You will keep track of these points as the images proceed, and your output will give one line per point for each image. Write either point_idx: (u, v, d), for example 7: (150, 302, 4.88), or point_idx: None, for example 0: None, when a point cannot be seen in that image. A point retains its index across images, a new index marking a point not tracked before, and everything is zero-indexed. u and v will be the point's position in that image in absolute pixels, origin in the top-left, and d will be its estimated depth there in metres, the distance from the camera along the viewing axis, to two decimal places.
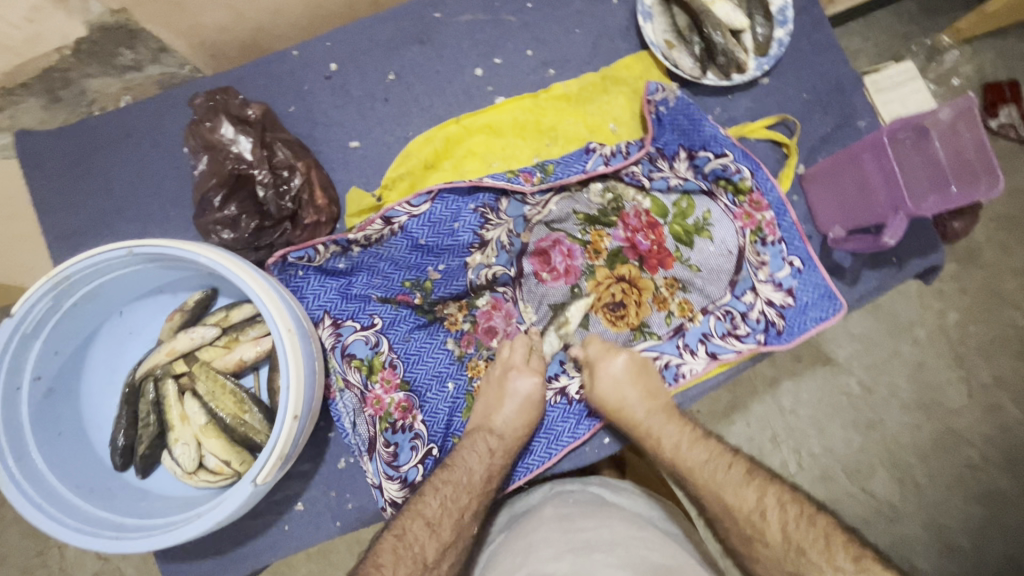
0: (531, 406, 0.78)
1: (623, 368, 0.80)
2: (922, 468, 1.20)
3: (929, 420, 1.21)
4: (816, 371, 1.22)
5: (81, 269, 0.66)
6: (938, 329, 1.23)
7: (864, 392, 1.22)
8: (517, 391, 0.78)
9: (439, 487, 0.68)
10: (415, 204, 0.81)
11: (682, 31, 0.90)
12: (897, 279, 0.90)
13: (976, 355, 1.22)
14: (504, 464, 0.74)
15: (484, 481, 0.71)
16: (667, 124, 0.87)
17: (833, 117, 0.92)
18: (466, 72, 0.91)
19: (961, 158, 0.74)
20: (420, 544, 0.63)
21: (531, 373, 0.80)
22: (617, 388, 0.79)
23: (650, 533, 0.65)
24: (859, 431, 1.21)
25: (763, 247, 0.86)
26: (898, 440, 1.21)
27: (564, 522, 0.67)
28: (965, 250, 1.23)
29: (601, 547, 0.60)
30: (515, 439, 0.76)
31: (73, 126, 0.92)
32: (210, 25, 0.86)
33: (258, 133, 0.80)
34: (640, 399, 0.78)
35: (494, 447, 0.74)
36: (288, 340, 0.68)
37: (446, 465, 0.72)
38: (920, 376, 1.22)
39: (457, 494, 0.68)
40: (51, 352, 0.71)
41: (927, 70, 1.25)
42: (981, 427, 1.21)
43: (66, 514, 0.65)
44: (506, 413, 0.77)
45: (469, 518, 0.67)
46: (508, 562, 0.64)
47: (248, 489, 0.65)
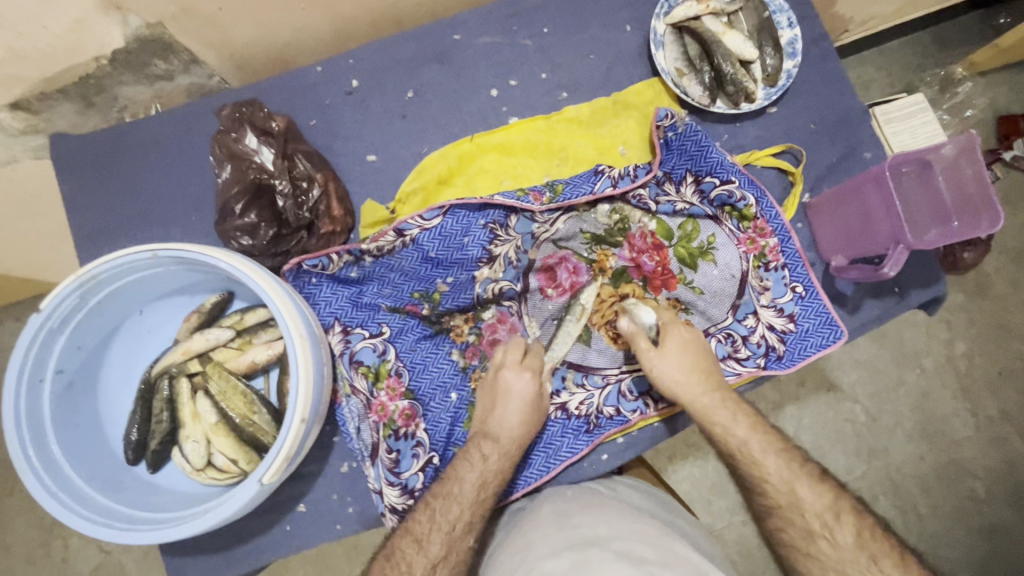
0: (531, 408, 0.79)
1: (678, 341, 0.79)
2: (924, 499, 1.21)
3: (933, 451, 1.22)
4: (820, 397, 1.23)
5: (109, 269, 0.70)
6: (945, 360, 1.24)
7: (869, 419, 1.22)
8: (510, 390, 0.79)
9: (429, 502, 0.70)
10: (427, 218, 0.84)
11: (694, 59, 0.92)
12: (898, 310, 0.91)
13: (982, 388, 1.23)
14: (502, 469, 0.74)
15: (478, 490, 0.72)
16: (675, 149, 0.89)
17: (839, 147, 0.94)
18: (482, 93, 0.94)
19: (964, 192, 0.76)
20: (408, 563, 0.65)
21: (523, 371, 0.80)
22: (672, 361, 0.78)
23: (646, 527, 0.68)
24: (862, 459, 1.21)
25: (766, 272, 0.89)
26: (901, 469, 1.21)
27: (562, 518, 0.72)
28: (974, 281, 1.25)
29: (596, 541, 0.64)
30: (513, 444, 0.76)
31: (103, 131, 0.96)
32: (239, 39, 0.90)
33: (280, 145, 0.84)
34: (693, 372, 0.77)
35: (489, 453, 0.75)
36: (299, 345, 0.70)
37: (442, 476, 0.73)
38: (925, 406, 1.23)
39: (448, 506, 0.69)
40: (75, 347, 0.74)
41: (940, 101, 1.31)
42: (985, 460, 1.22)
43: (80, 504, 0.68)
44: (500, 416, 0.77)
45: (461, 530, 0.68)
46: (508, 557, 0.68)
47: (253, 488, 0.67)
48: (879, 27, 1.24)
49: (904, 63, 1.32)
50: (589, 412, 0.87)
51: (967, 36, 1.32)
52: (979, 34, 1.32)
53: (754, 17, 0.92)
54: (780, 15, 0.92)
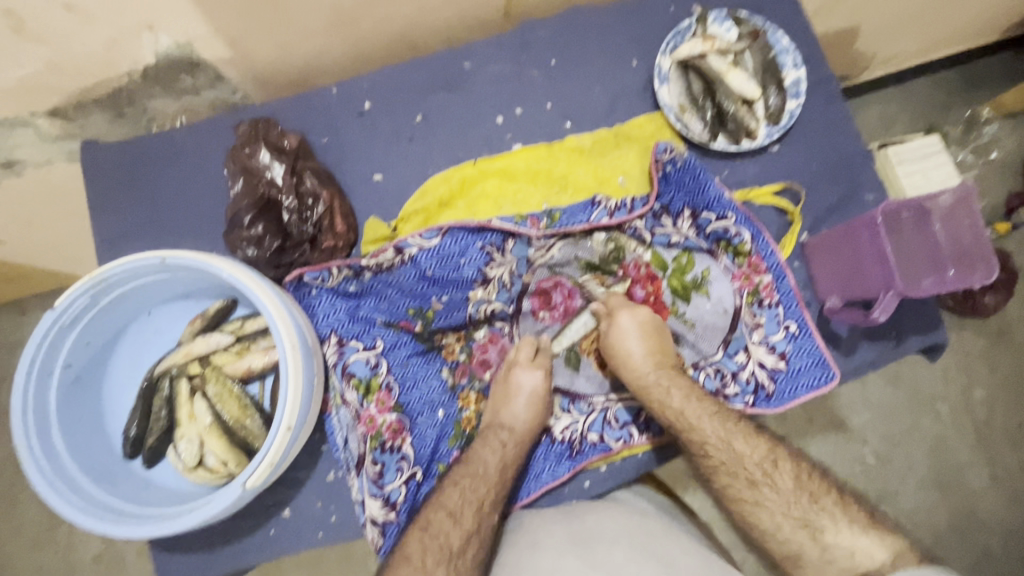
0: (540, 404, 0.83)
1: (634, 323, 0.84)
2: (936, 552, 1.18)
3: (946, 500, 1.20)
4: (829, 436, 1.22)
5: (120, 272, 0.74)
6: (962, 407, 1.23)
7: (878, 462, 1.22)
8: (522, 387, 0.83)
9: (457, 481, 0.73)
10: (426, 238, 0.87)
11: (697, 95, 0.94)
12: (894, 354, 0.89)
13: (1000, 438, 1.23)
14: (520, 455, 0.79)
15: (501, 470, 0.76)
16: (673, 182, 0.90)
17: (841, 188, 0.94)
18: (488, 119, 0.97)
19: (960, 244, 0.76)
20: (445, 534, 0.67)
21: (534, 368, 0.85)
22: (624, 339, 0.83)
23: (647, 523, 0.74)
24: (871, 503, 1.20)
25: (760, 309, 0.89)
26: (912, 515, 1.19)
27: (568, 517, 0.76)
28: (996, 327, 1.25)
29: (604, 540, 0.69)
30: (528, 434, 0.81)
31: (132, 140, 1.02)
32: (262, 59, 0.95)
33: (290, 161, 0.88)
34: (644, 353, 0.82)
35: (506, 440, 0.79)
36: (292, 355, 0.73)
37: (468, 460, 0.76)
38: (939, 453, 1.22)
39: (476, 485, 0.73)
40: (84, 343, 0.78)
41: (964, 141, 1.31)
42: (1000, 514, 1.20)
43: (75, 494, 0.71)
44: (514, 409, 0.82)
45: (489, 507, 0.72)
46: (515, 552, 0.71)
47: (236, 492, 0.69)
48: (902, 66, 1.29)
49: (929, 100, 1.33)
50: (572, 437, 0.88)
51: (996, 75, 1.33)
52: (1008, 76, 1.33)
53: (760, 57, 0.94)
54: (786, 55, 0.94)
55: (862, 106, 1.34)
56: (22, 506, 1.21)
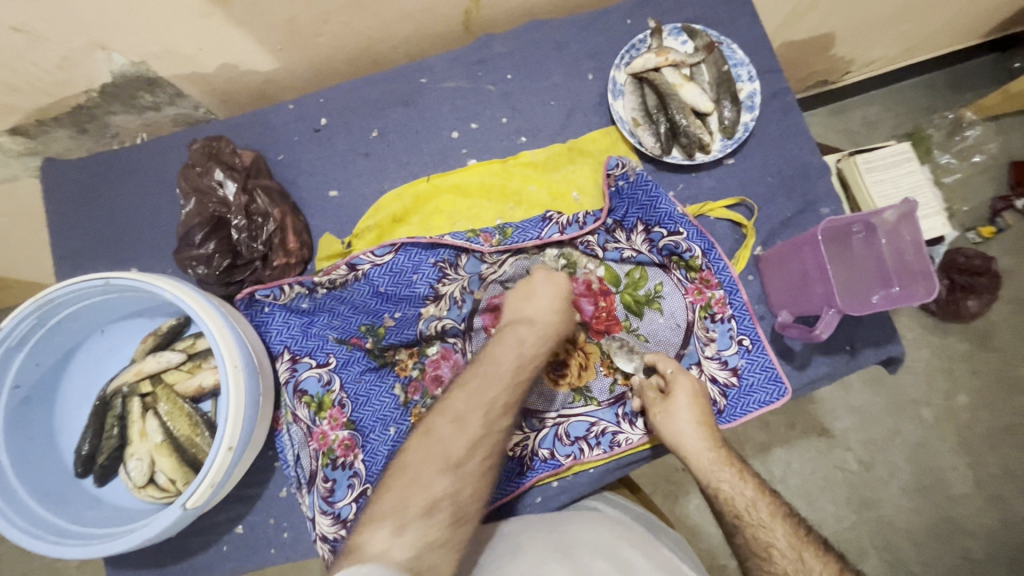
0: (562, 299, 0.82)
1: (687, 395, 0.79)
2: (917, 557, 1.22)
3: (927, 506, 1.24)
4: (810, 441, 1.27)
5: (66, 293, 0.74)
6: (945, 413, 1.27)
7: (861, 467, 1.26)
8: (542, 286, 0.82)
9: (466, 383, 0.70)
10: (378, 254, 0.88)
11: (650, 109, 0.94)
12: (849, 368, 0.89)
13: (983, 444, 1.26)
14: (541, 348, 0.75)
15: (516, 371, 0.71)
16: (626, 197, 0.90)
17: (796, 202, 0.94)
18: (444, 134, 0.97)
19: (903, 260, 0.76)
20: (446, 440, 0.64)
21: (553, 273, 0.84)
22: (680, 414, 0.78)
23: (631, 534, 0.75)
24: (851, 509, 1.24)
25: (712, 323, 0.89)
26: (892, 522, 1.24)
27: (549, 524, 0.77)
28: (978, 332, 1.29)
29: (585, 548, 0.71)
30: (549, 327, 0.78)
31: (93, 156, 1.02)
32: (219, 77, 0.97)
33: (241, 179, 0.88)
34: (702, 429, 0.76)
35: (525, 338, 0.76)
36: (233, 374, 0.73)
37: (485, 360, 0.73)
38: (920, 458, 1.26)
39: (487, 388, 0.69)
40: (33, 363, 0.78)
41: (947, 145, 1.28)
42: (984, 520, 1.23)
43: (18, 514, 0.72)
44: (535, 306, 0.80)
45: (499, 412, 0.67)
46: (496, 558, 0.72)
47: (175, 512, 0.69)
48: (883, 69, 1.30)
49: (910, 104, 1.35)
50: (523, 453, 0.87)
51: (979, 78, 1.35)
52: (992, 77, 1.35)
53: (715, 70, 0.94)
54: (740, 69, 0.94)
55: (845, 111, 1.37)
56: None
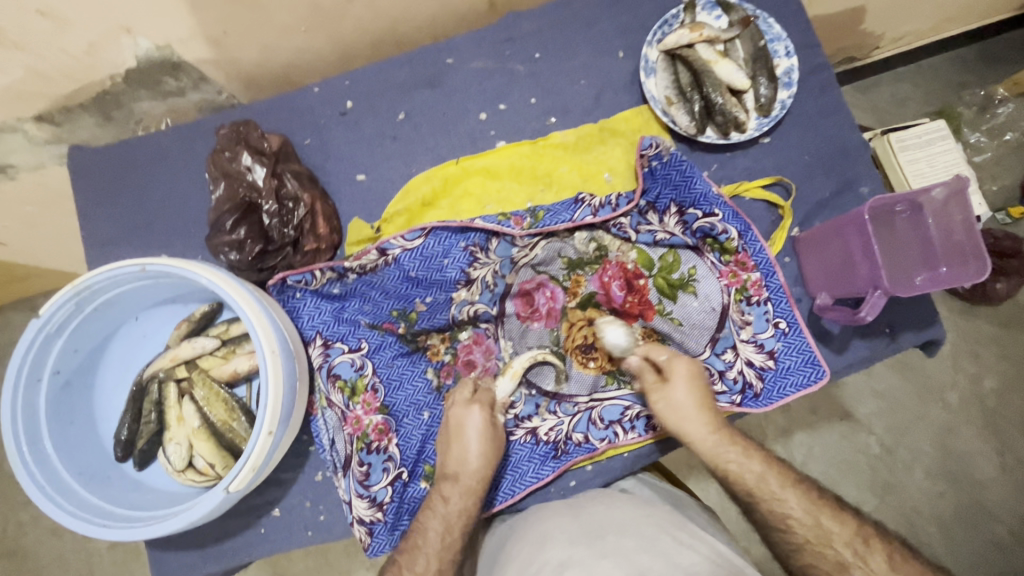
0: (488, 437, 0.79)
1: (688, 373, 0.79)
2: (941, 541, 1.21)
3: (954, 491, 1.23)
4: (834, 426, 1.25)
5: (103, 280, 0.74)
6: (972, 397, 1.25)
7: (885, 452, 1.24)
8: (464, 426, 0.80)
9: (397, 564, 0.70)
10: (408, 239, 0.87)
11: (684, 87, 0.91)
12: (888, 351, 0.87)
13: (1012, 429, 1.24)
14: (466, 506, 0.74)
15: (443, 536, 0.72)
16: (659, 178, 0.88)
17: (833, 181, 0.91)
18: (472, 116, 0.96)
19: (951, 239, 0.73)
20: None
21: (471, 405, 0.81)
22: (682, 395, 0.77)
23: (658, 512, 0.73)
24: (874, 494, 1.24)
25: (748, 307, 0.87)
26: (917, 509, 1.23)
27: (573, 511, 0.75)
28: (1007, 316, 1.26)
29: (612, 529, 0.69)
30: (473, 476, 0.76)
31: (119, 143, 1.02)
32: (244, 61, 0.95)
33: (270, 163, 0.87)
34: (705, 408, 0.76)
35: (449, 493, 0.75)
36: (271, 360, 0.73)
37: (411, 533, 0.73)
38: (946, 443, 1.24)
39: (416, 565, 0.69)
40: (72, 349, 0.79)
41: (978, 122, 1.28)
42: (1012, 506, 1.22)
43: (65, 499, 0.73)
44: (456, 453, 0.78)
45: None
46: (524, 549, 0.70)
47: (219, 496, 0.70)
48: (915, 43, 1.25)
49: (942, 81, 1.30)
50: (557, 438, 0.87)
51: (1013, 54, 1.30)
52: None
53: (751, 45, 0.91)
54: (777, 44, 0.91)
55: (874, 87, 1.32)
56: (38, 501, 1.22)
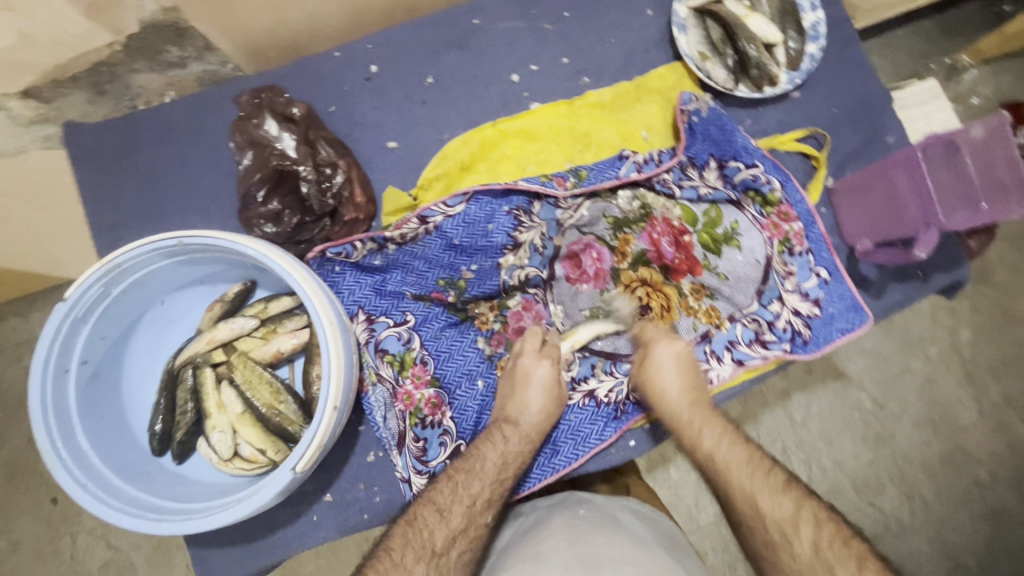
0: (551, 392, 0.79)
1: (670, 355, 0.81)
2: (931, 486, 1.13)
3: (938, 437, 1.14)
4: (827, 386, 1.14)
5: (135, 256, 0.69)
6: (949, 347, 1.15)
7: (876, 408, 1.14)
8: (530, 376, 0.80)
9: (452, 475, 0.69)
10: (451, 205, 0.84)
11: (716, 42, 0.92)
12: (921, 293, 0.90)
13: (986, 373, 1.15)
14: (522, 450, 0.75)
15: (499, 469, 0.71)
16: (699, 133, 0.88)
17: (862, 132, 0.94)
18: (503, 78, 0.93)
19: (994, 176, 0.75)
20: (430, 530, 0.63)
21: (541, 358, 0.81)
22: (660, 372, 0.80)
23: (659, 558, 0.66)
24: (869, 446, 1.14)
25: (790, 257, 0.88)
26: (908, 456, 1.13)
27: (574, 533, 0.69)
28: (976, 268, 1.16)
29: (613, 564, 0.62)
30: (534, 426, 0.77)
31: (117, 119, 0.94)
32: (254, 26, 0.88)
33: (301, 131, 0.83)
34: (682, 388, 0.78)
35: (509, 435, 0.75)
36: (330, 331, 0.69)
37: (469, 453, 0.73)
38: (931, 393, 1.14)
39: (471, 482, 0.69)
40: (98, 337, 0.72)
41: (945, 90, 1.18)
42: (989, 446, 1.13)
43: (110, 496, 0.67)
44: (521, 401, 0.78)
45: (480, 506, 0.68)
46: (517, 565, 0.65)
47: (286, 477, 0.66)
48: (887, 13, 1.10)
49: (909, 51, 1.18)
50: (617, 399, 0.87)
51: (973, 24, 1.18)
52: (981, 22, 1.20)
53: (777, 1, 0.92)
54: None
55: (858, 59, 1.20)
56: (15, 521, 1.08)
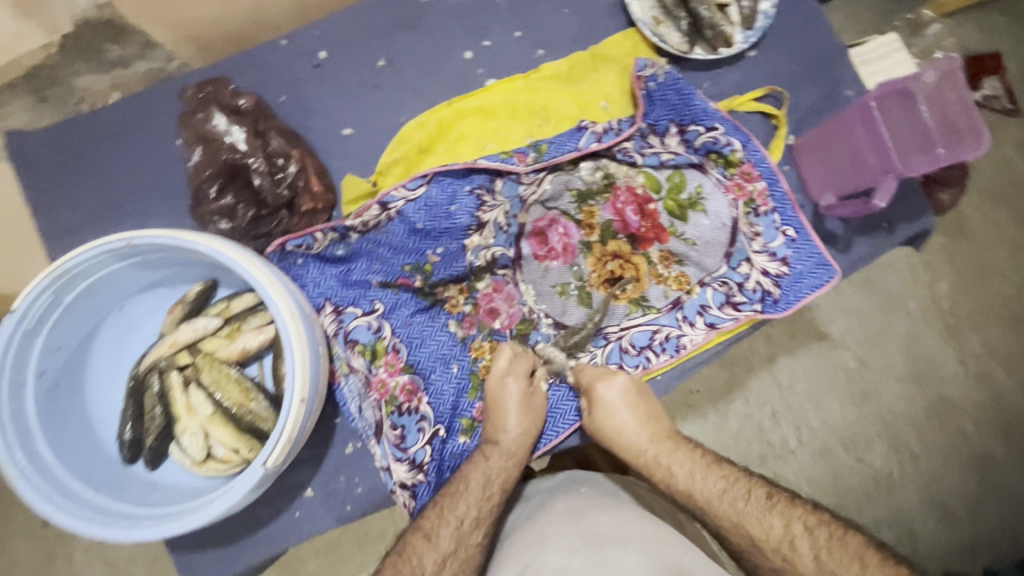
0: (526, 408, 0.79)
1: (617, 394, 0.79)
2: (918, 438, 1.14)
3: (923, 390, 1.15)
4: (812, 347, 1.15)
5: (84, 261, 0.67)
6: (929, 302, 1.15)
7: (861, 365, 1.15)
8: (505, 399, 0.78)
9: (437, 500, 0.71)
10: (411, 188, 0.82)
11: (670, 6, 0.90)
12: (888, 245, 0.91)
13: (967, 325, 1.15)
14: (506, 466, 0.74)
15: (483, 487, 0.71)
16: (657, 99, 0.86)
17: (822, 87, 0.93)
18: (457, 56, 0.91)
19: (948, 120, 0.75)
20: (418, 556, 0.66)
21: (509, 378, 0.80)
22: (612, 417, 0.77)
23: (663, 530, 0.66)
24: (855, 404, 1.15)
25: (756, 218, 0.87)
26: (893, 411, 1.14)
27: (576, 513, 0.69)
28: (952, 222, 1.16)
29: (617, 540, 0.62)
30: (516, 446, 0.76)
31: (59, 123, 0.91)
32: (197, 19, 0.85)
33: (250, 123, 0.82)
34: (637, 423, 0.76)
35: (488, 454, 0.75)
36: (292, 323, 0.68)
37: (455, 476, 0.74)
38: (913, 348, 1.15)
39: (455, 504, 0.70)
40: (55, 347, 0.71)
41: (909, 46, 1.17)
42: (974, 396, 1.14)
43: (78, 506, 0.66)
44: (500, 421, 0.78)
45: (468, 526, 0.68)
46: (523, 552, 0.66)
47: (258, 472, 0.65)
48: None
49: (876, 9, 1.17)
50: None
51: None
52: None
53: None
54: None
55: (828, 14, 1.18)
56: (7, 544, 1.06)
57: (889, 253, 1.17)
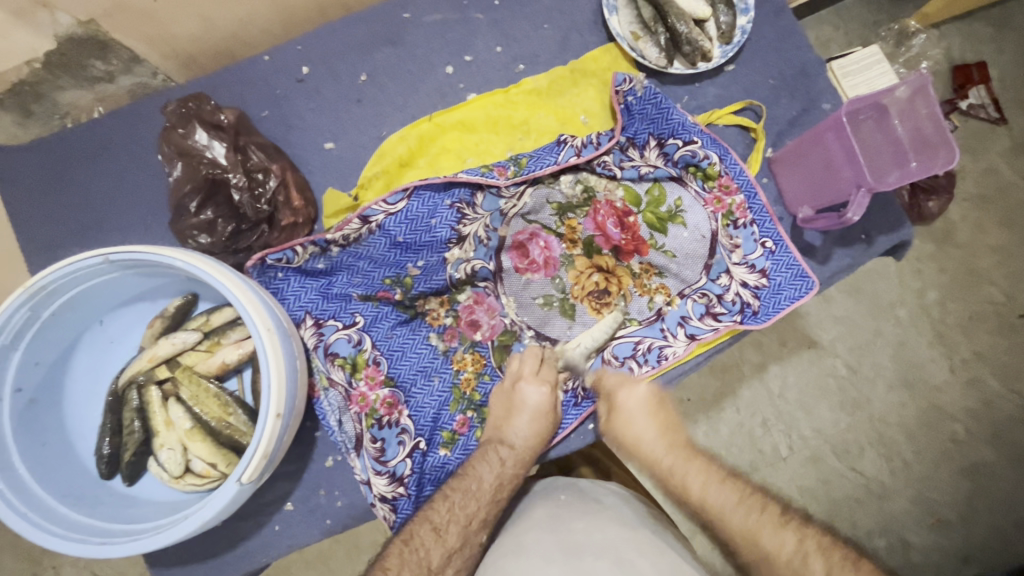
0: (544, 417, 0.78)
1: (635, 402, 0.77)
2: (909, 446, 1.14)
3: (913, 398, 1.15)
4: (802, 355, 1.16)
5: (60, 278, 0.67)
6: (918, 309, 1.16)
7: (851, 373, 1.15)
8: (526, 402, 0.79)
9: (448, 494, 0.70)
10: (391, 202, 0.82)
11: (648, 20, 0.90)
12: (867, 256, 0.91)
13: (956, 332, 1.16)
14: (518, 473, 0.73)
15: (494, 490, 0.71)
16: (636, 113, 0.88)
17: (799, 101, 0.94)
18: (438, 71, 0.92)
19: (921, 134, 0.76)
20: (426, 549, 0.64)
21: (540, 384, 0.80)
22: (631, 424, 0.75)
23: (639, 535, 0.67)
24: (846, 412, 1.15)
25: (735, 230, 0.88)
26: (884, 420, 1.15)
27: (554, 520, 0.69)
28: (939, 230, 1.17)
29: (592, 550, 0.63)
30: (528, 450, 0.76)
31: (45, 139, 0.92)
32: (180, 35, 0.85)
33: (231, 138, 0.82)
34: (653, 433, 0.74)
35: (506, 457, 0.74)
36: (269, 339, 0.68)
37: (461, 474, 0.73)
38: (902, 356, 1.15)
39: (466, 501, 0.69)
40: (32, 362, 0.71)
41: (895, 56, 1.15)
42: (965, 403, 1.15)
43: (52, 522, 0.66)
44: (516, 425, 0.78)
45: (477, 526, 0.68)
46: (500, 558, 0.65)
47: (233, 488, 0.65)
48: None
49: (861, 20, 1.19)
50: (576, 384, 0.87)
51: None
52: None
53: None
54: None
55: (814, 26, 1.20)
56: None
57: (878, 261, 1.17)
